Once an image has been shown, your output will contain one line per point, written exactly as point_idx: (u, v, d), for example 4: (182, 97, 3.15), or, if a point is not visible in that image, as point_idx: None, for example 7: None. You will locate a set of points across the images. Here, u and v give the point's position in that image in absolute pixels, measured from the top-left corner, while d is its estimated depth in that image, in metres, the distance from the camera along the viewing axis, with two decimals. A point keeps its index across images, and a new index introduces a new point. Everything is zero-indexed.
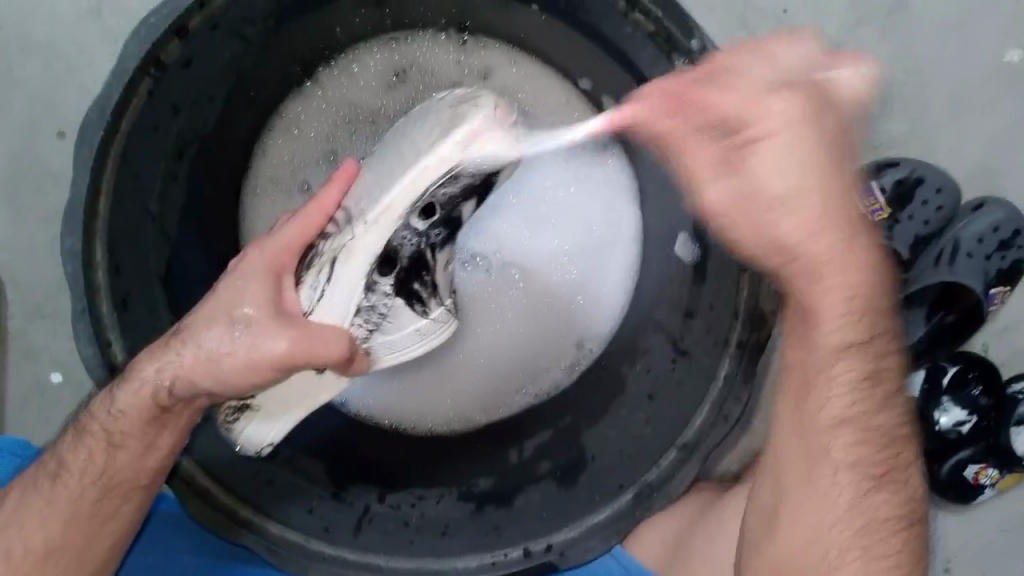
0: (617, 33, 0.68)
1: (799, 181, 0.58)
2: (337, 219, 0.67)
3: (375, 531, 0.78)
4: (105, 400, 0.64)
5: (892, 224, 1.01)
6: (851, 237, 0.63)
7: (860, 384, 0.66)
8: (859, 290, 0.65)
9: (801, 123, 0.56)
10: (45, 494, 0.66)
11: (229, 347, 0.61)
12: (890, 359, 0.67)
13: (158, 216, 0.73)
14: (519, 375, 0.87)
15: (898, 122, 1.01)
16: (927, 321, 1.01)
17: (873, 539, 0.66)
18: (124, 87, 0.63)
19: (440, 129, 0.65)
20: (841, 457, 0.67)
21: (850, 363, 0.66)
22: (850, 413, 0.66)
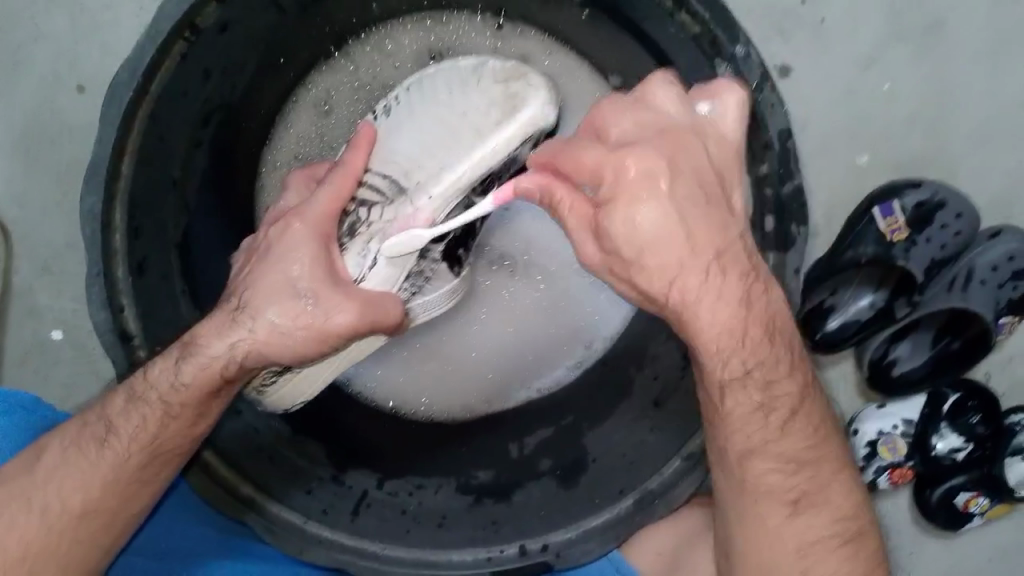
0: (660, 32, 0.67)
1: (663, 235, 0.52)
2: (373, 185, 0.68)
3: (372, 517, 0.77)
4: (166, 365, 0.63)
5: (911, 244, 0.97)
6: (719, 277, 0.55)
7: (750, 418, 0.63)
8: (733, 332, 0.58)
9: (676, 168, 0.52)
10: (90, 456, 0.65)
11: (301, 317, 0.60)
12: (783, 385, 0.63)
13: (179, 182, 0.72)
14: (520, 371, 0.86)
15: (922, 143, 1.01)
16: (932, 346, 1.02)
17: (810, 560, 0.67)
18: (157, 49, 0.62)
19: (502, 113, 0.66)
20: (765, 482, 0.66)
21: (735, 400, 0.62)
22: (752, 445, 0.65)
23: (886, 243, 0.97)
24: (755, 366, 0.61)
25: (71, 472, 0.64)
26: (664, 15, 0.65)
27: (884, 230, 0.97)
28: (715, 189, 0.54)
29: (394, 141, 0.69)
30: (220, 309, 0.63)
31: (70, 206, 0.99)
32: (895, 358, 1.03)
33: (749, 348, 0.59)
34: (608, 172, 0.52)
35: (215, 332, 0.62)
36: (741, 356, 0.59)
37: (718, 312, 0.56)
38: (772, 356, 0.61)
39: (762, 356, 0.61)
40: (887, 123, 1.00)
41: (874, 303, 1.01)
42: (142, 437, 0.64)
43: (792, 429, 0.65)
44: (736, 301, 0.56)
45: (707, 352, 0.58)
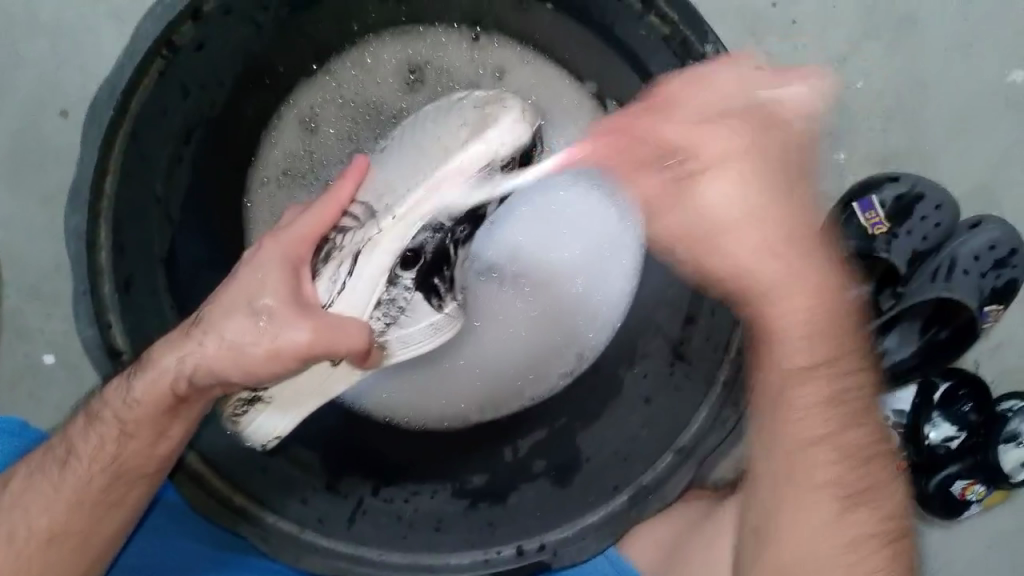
0: (632, 35, 0.68)
1: (731, 208, 0.60)
2: (353, 214, 0.68)
3: (368, 523, 0.78)
4: (118, 385, 0.64)
5: (891, 237, 1.00)
6: (800, 260, 0.63)
7: (827, 404, 0.66)
8: (814, 314, 0.65)
9: (754, 149, 0.58)
10: (52, 480, 0.66)
11: (251, 331, 0.60)
12: (858, 378, 0.67)
13: (162, 199, 0.72)
14: (518, 380, 0.86)
15: (899, 137, 1.02)
16: (919, 335, 1.02)
17: (857, 554, 0.65)
18: (135, 67, 0.63)
19: (474, 131, 0.67)
20: (819, 477, 0.66)
21: (815, 384, 0.66)
22: (824, 433, 0.66)
23: (868, 237, 1.00)
24: (825, 356, 0.66)
25: (34, 499, 0.66)
26: (634, 18, 0.66)
27: (865, 224, 0.99)
28: (786, 174, 0.60)
29: (382, 168, 0.71)
30: (183, 326, 0.63)
31: (58, 230, 1.00)
32: (883, 349, 1.02)
33: (805, 331, 0.65)
34: (694, 147, 0.57)
35: (173, 347, 0.62)
36: (809, 323, 0.65)
37: (792, 301, 0.64)
38: (840, 340, 0.66)
39: (815, 333, 0.65)
40: (863, 118, 1.02)
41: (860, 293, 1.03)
42: (100, 456, 0.65)
43: (859, 422, 0.67)
44: (800, 271, 0.63)
45: (792, 321, 0.64)
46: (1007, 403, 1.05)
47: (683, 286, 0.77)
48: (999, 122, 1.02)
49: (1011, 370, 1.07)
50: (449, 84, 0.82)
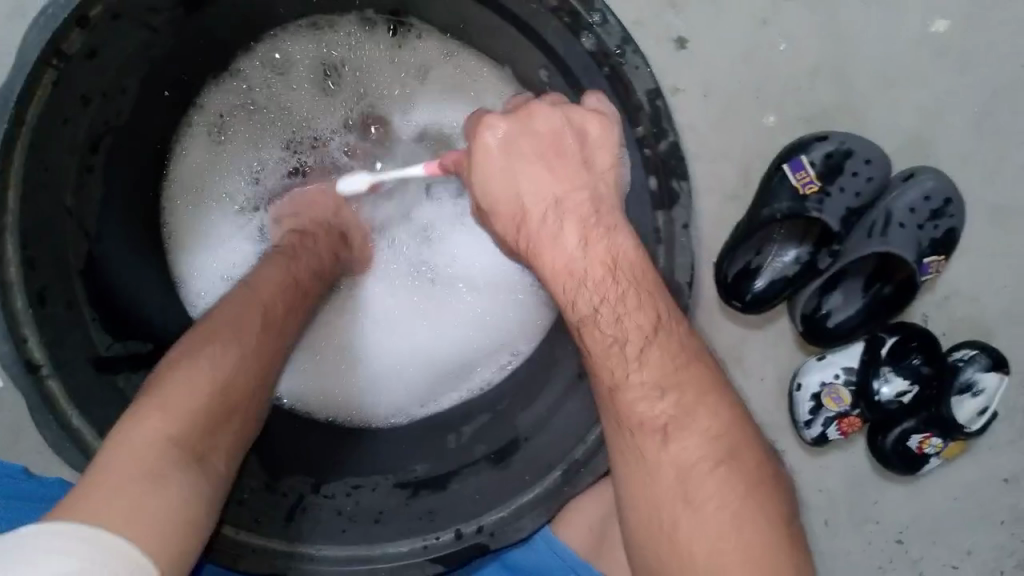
0: (526, 10, 0.69)
1: (512, 187, 0.69)
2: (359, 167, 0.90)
3: (307, 520, 0.76)
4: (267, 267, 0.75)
5: (823, 196, 0.99)
6: (554, 213, 0.68)
7: (609, 346, 0.64)
8: (572, 266, 0.67)
9: (517, 133, 0.68)
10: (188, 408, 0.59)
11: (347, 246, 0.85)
12: (638, 318, 0.64)
13: (74, 211, 0.72)
14: (442, 378, 0.90)
15: (828, 95, 1.03)
16: (864, 292, 1.04)
17: (689, 485, 0.61)
18: (28, 76, 0.61)
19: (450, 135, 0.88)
20: (645, 411, 0.63)
21: (591, 337, 0.65)
22: (625, 377, 0.64)
23: (799, 197, 0.98)
24: (603, 295, 0.65)
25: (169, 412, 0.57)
26: None
27: (797, 185, 0.98)
28: (565, 156, 0.68)
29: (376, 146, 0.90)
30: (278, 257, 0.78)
31: None
32: (830, 310, 1.04)
33: (602, 286, 0.65)
34: (476, 144, 0.69)
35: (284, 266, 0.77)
36: (580, 276, 0.66)
37: (557, 249, 0.67)
38: (624, 280, 0.64)
39: (615, 290, 0.65)
40: (791, 80, 1.02)
41: (799, 257, 1.02)
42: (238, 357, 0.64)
43: (650, 357, 0.63)
44: (576, 239, 0.67)
45: (552, 266, 0.68)
46: (958, 353, 1.04)
47: None
48: (925, 72, 1.02)
49: (962, 320, 1.07)
50: (366, 78, 0.87)
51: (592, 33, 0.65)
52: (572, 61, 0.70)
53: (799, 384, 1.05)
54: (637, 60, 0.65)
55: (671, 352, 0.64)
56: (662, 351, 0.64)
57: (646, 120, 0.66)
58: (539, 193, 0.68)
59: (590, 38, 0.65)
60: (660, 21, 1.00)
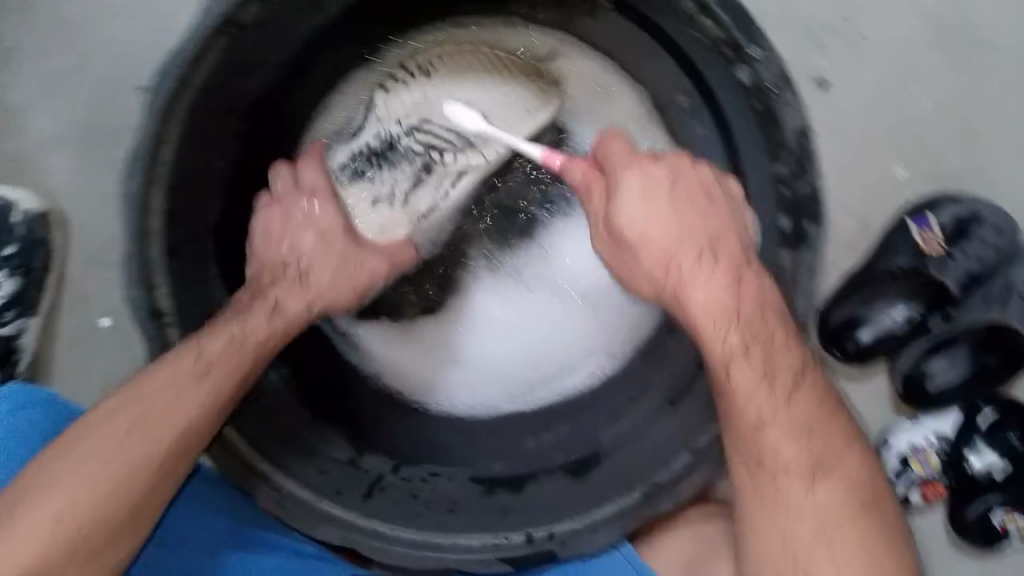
0: (685, 37, 0.72)
1: (661, 227, 0.66)
2: (419, 141, 0.79)
3: (385, 498, 0.78)
4: (259, 308, 0.73)
5: (946, 257, 0.97)
6: (706, 266, 0.66)
7: (758, 387, 0.65)
8: (721, 310, 0.66)
9: (646, 178, 0.67)
10: (99, 459, 0.62)
11: (342, 274, 0.78)
12: (790, 357, 0.66)
13: (217, 171, 0.76)
14: (539, 379, 0.88)
15: (960, 154, 1.00)
16: (970, 360, 0.99)
17: (830, 531, 0.63)
18: (203, 42, 0.66)
19: (539, 98, 0.80)
20: (787, 454, 0.65)
21: (738, 369, 0.66)
22: (770, 414, 0.65)
23: (920, 255, 0.97)
24: (751, 338, 0.66)
25: (100, 458, 0.62)
26: (686, 20, 0.69)
27: (920, 243, 0.97)
28: (704, 206, 0.68)
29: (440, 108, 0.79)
30: (280, 274, 0.76)
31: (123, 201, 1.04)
32: (932, 373, 1.00)
33: (749, 325, 0.66)
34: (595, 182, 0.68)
35: (288, 288, 0.75)
36: (725, 318, 0.66)
37: (705, 288, 0.66)
38: (773, 324, 0.66)
39: (762, 330, 0.66)
40: (925, 134, 1.00)
41: (909, 315, 0.99)
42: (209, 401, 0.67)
43: (797, 402, 0.66)
44: (728, 286, 0.66)
45: (698, 316, 0.66)
46: None
47: None
48: None
49: None
50: None
51: (751, 66, 0.67)
52: (723, 92, 0.73)
53: (886, 442, 1.03)
54: (791, 97, 0.67)
55: (811, 397, 0.67)
56: (808, 398, 0.66)
57: (790, 158, 0.68)
58: (683, 245, 0.66)
59: (748, 70, 0.67)
60: (800, 58, 0.99)
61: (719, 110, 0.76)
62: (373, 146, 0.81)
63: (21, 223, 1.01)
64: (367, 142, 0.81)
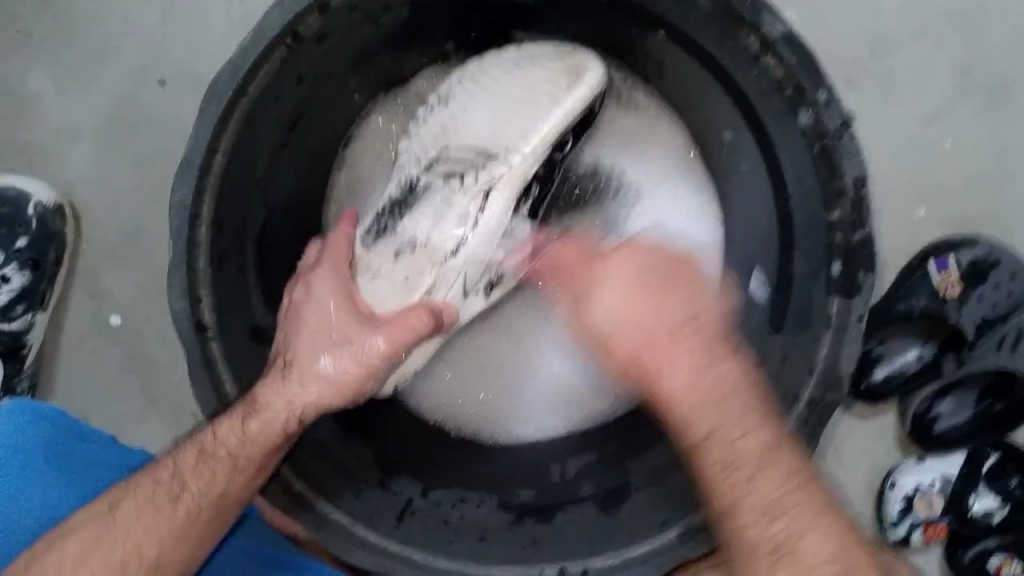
0: (742, 75, 0.70)
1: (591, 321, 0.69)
2: (438, 172, 0.73)
3: (416, 523, 0.78)
4: (280, 378, 0.70)
5: (962, 301, 0.97)
6: (697, 363, 0.65)
7: (729, 449, 0.64)
8: (678, 396, 0.65)
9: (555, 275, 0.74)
10: (163, 509, 0.71)
11: (334, 356, 0.69)
12: (734, 413, 0.64)
13: (262, 182, 0.75)
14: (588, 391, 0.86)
15: (982, 201, 1.01)
16: (974, 405, 1.02)
17: None
18: (262, 52, 0.64)
19: (570, 79, 0.72)
20: (761, 532, 0.63)
21: (711, 452, 0.64)
22: (749, 500, 0.63)
23: (938, 298, 0.97)
24: (717, 426, 0.64)
25: (112, 539, 0.71)
26: (748, 60, 0.68)
27: (937, 284, 0.97)
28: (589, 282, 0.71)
29: (460, 128, 0.74)
30: (270, 374, 0.71)
31: (140, 197, 1.02)
32: (937, 415, 1.03)
33: (711, 401, 0.65)
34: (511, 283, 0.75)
35: (271, 389, 0.69)
36: (698, 395, 0.65)
37: (684, 378, 0.65)
38: (703, 381, 0.65)
39: (734, 411, 0.64)
40: (949, 179, 1.01)
41: (921, 356, 1.01)
42: (210, 490, 0.71)
43: (760, 482, 0.63)
44: (659, 367, 0.65)
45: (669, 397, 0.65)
46: None
47: (756, 322, 0.79)
48: None
49: None
50: None
51: (813, 111, 0.65)
52: (777, 133, 0.71)
53: (893, 482, 1.05)
54: (853, 145, 0.65)
55: (783, 470, 0.63)
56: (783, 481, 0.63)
57: (845, 207, 0.67)
58: (661, 320, 0.66)
59: (809, 114, 0.66)
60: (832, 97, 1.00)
61: (770, 151, 0.74)
62: (394, 197, 0.75)
63: (33, 214, 0.99)
64: (390, 196, 0.75)
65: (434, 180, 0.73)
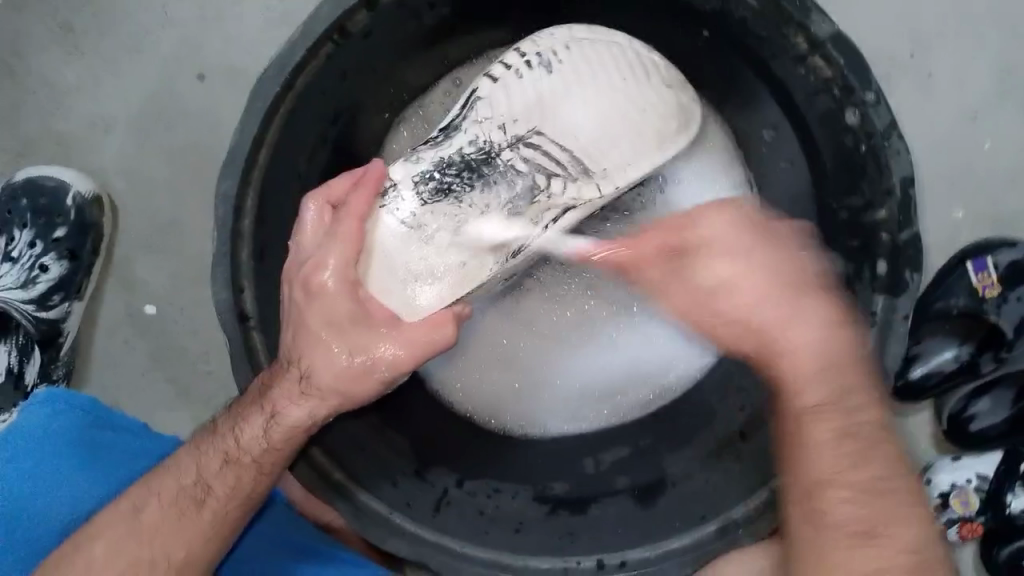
0: (787, 72, 0.70)
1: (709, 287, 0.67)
2: (524, 157, 0.71)
3: (452, 514, 0.79)
4: (292, 387, 0.68)
5: (1002, 300, 0.95)
6: (805, 321, 0.67)
7: (840, 438, 0.64)
8: (804, 353, 0.66)
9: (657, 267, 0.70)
10: (187, 511, 0.72)
11: (348, 373, 0.67)
12: (858, 404, 0.65)
13: (303, 175, 0.75)
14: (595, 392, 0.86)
15: (1021, 200, 1.00)
16: (1011, 404, 1.01)
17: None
18: (307, 47, 0.64)
19: (679, 126, 0.74)
20: (842, 511, 0.63)
21: (824, 422, 0.64)
22: (844, 475, 0.63)
23: (978, 298, 0.96)
24: (832, 395, 0.65)
25: (138, 538, 0.71)
26: (795, 59, 0.67)
27: (976, 284, 0.96)
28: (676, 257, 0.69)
29: (554, 115, 0.72)
30: (284, 375, 0.69)
31: (175, 188, 1.02)
32: (973, 414, 1.01)
33: (830, 367, 0.65)
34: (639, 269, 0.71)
35: (292, 399, 0.68)
36: (817, 363, 0.66)
37: (803, 332, 0.66)
38: (831, 353, 0.65)
39: (841, 379, 0.65)
40: (989, 177, 1.00)
41: (958, 355, 0.99)
42: (235, 494, 0.72)
43: (865, 460, 0.64)
44: (784, 320, 0.66)
45: (791, 353, 0.66)
46: None
47: None
48: None
49: None
50: None
51: (861, 111, 0.65)
52: (822, 132, 0.70)
53: (927, 479, 1.04)
54: (902, 147, 0.64)
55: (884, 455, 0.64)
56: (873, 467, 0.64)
57: (892, 206, 0.66)
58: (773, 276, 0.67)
59: (856, 115, 0.65)
60: None
61: (815, 150, 0.74)
62: (467, 156, 0.71)
63: (72, 204, 1.00)
64: (459, 150, 0.72)
65: (512, 160, 0.71)
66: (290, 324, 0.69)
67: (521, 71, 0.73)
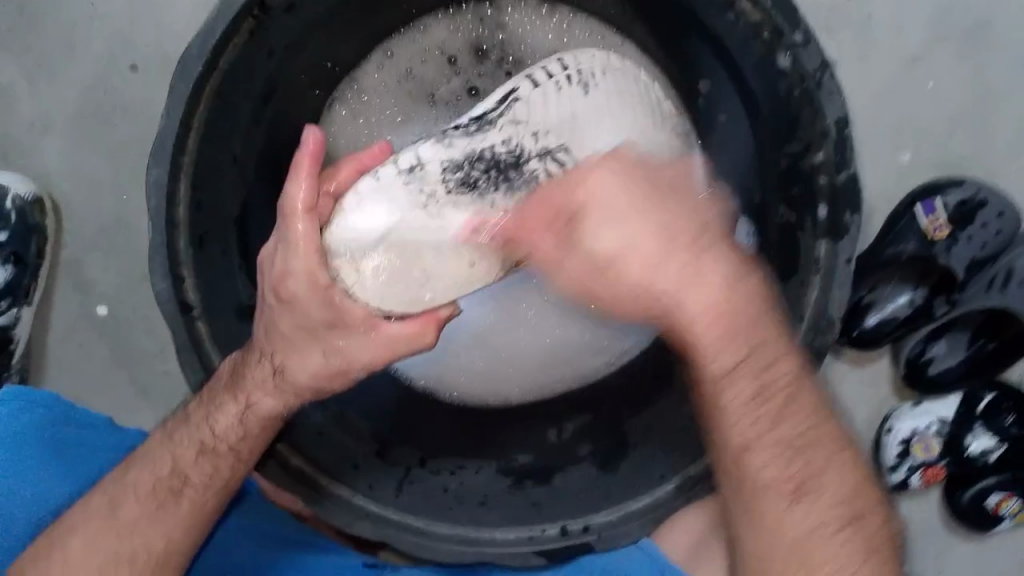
0: (718, 21, 0.69)
1: (617, 248, 0.59)
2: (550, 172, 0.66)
3: (417, 493, 0.79)
4: (262, 374, 0.67)
5: (951, 242, 0.96)
6: (693, 259, 0.60)
7: (749, 405, 0.63)
8: (728, 311, 0.61)
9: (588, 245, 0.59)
10: (149, 506, 0.71)
11: (325, 371, 0.66)
12: (777, 368, 0.63)
13: (238, 159, 0.74)
14: (557, 372, 0.84)
15: (966, 141, 1.01)
16: (967, 346, 1.02)
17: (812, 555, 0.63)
18: (228, 23, 0.63)
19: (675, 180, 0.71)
20: (762, 479, 0.63)
21: (733, 389, 0.63)
22: (753, 438, 0.63)
23: (927, 241, 0.97)
24: (744, 357, 0.62)
25: (113, 536, 0.71)
26: (721, 6, 0.67)
27: (926, 228, 0.96)
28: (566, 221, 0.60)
29: (584, 133, 0.68)
30: (254, 366, 0.68)
31: (119, 185, 1.00)
32: (932, 357, 1.03)
33: (740, 330, 0.62)
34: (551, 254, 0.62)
35: (260, 390, 0.68)
36: (721, 327, 0.61)
37: (704, 293, 0.61)
38: (722, 323, 0.61)
39: (736, 347, 0.62)
40: (932, 121, 1.00)
41: (913, 300, 1.00)
42: (214, 482, 0.72)
43: (785, 417, 0.63)
44: (681, 265, 0.60)
45: (697, 313, 0.61)
46: None
47: None
48: None
49: None
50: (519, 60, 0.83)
51: (792, 53, 0.64)
52: (758, 81, 0.70)
53: (889, 427, 1.05)
54: (834, 90, 0.64)
55: (805, 406, 0.64)
56: (791, 425, 0.64)
57: (828, 148, 0.66)
58: (644, 229, 0.59)
59: (788, 57, 0.65)
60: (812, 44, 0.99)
61: (750, 100, 0.73)
62: (497, 155, 0.66)
63: (12, 206, 0.97)
64: (491, 147, 0.66)
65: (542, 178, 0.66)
66: (263, 317, 0.67)
67: (560, 83, 0.70)
